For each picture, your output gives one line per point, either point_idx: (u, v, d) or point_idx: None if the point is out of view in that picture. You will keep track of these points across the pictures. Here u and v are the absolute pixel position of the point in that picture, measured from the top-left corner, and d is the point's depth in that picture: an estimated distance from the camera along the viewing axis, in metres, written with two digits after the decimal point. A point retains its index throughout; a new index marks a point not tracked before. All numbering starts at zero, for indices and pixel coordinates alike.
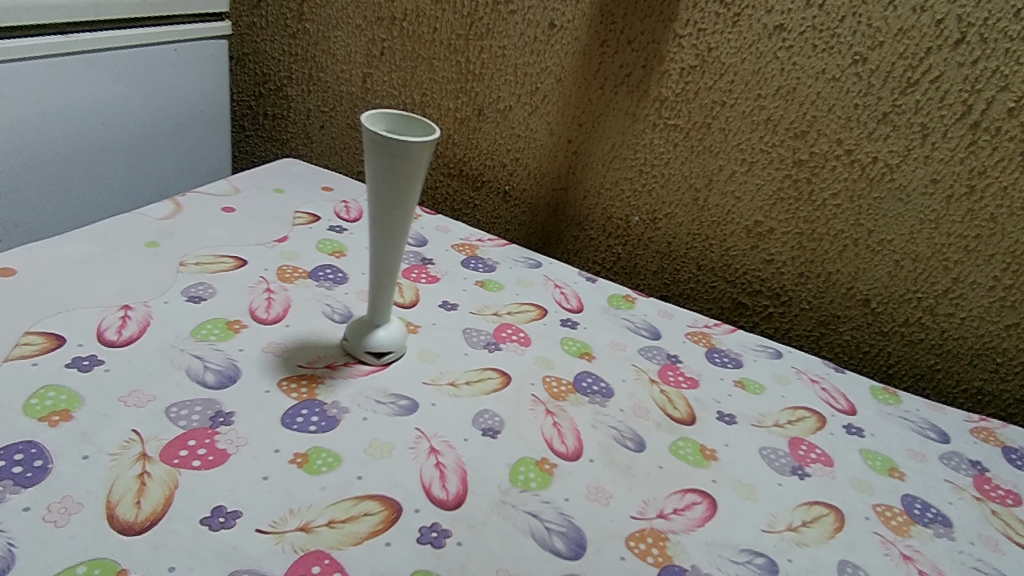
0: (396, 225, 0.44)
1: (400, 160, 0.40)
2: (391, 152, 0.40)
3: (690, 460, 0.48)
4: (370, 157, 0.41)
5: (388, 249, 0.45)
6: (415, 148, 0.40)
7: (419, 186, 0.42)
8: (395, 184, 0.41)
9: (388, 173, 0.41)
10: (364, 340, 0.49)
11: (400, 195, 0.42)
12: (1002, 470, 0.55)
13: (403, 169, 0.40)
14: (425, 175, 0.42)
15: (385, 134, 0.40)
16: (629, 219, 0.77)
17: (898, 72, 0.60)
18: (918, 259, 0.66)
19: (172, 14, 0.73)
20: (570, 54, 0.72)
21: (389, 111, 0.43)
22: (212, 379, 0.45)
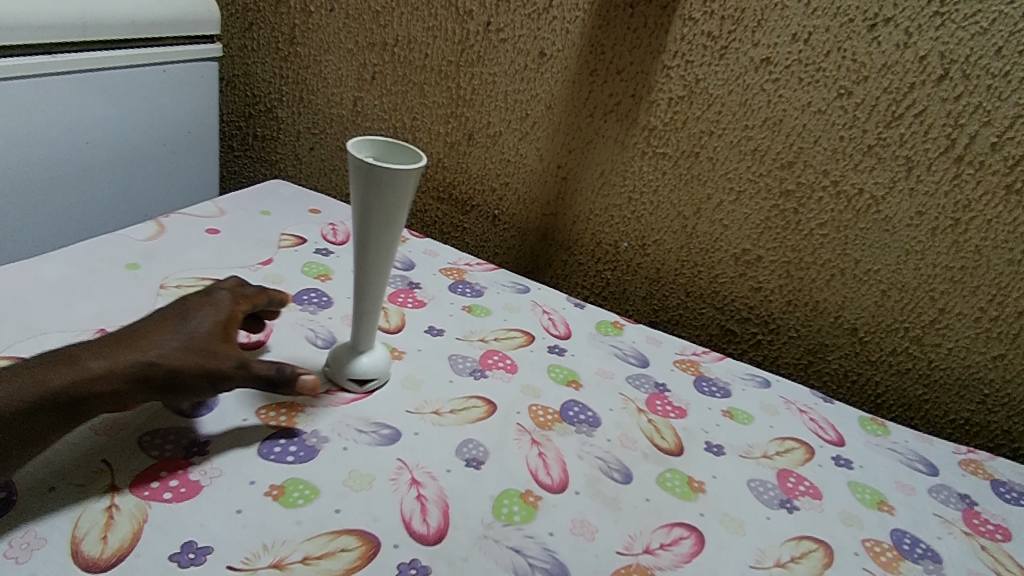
0: (382, 251, 0.43)
1: (384, 188, 0.40)
2: (375, 179, 0.40)
3: (677, 492, 0.47)
4: (355, 184, 0.41)
5: (373, 276, 0.45)
6: (400, 176, 0.39)
7: (405, 213, 0.42)
8: (380, 211, 0.41)
9: (373, 200, 0.40)
10: (346, 367, 0.49)
11: (385, 221, 0.42)
12: (991, 504, 0.55)
13: (388, 198, 0.40)
14: (411, 202, 0.41)
15: (369, 161, 0.39)
16: (618, 244, 0.77)
17: (883, 106, 0.61)
18: (904, 289, 0.67)
19: (163, 35, 0.73)
20: (559, 82, 0.72)
21: (377, 138, 0.43)
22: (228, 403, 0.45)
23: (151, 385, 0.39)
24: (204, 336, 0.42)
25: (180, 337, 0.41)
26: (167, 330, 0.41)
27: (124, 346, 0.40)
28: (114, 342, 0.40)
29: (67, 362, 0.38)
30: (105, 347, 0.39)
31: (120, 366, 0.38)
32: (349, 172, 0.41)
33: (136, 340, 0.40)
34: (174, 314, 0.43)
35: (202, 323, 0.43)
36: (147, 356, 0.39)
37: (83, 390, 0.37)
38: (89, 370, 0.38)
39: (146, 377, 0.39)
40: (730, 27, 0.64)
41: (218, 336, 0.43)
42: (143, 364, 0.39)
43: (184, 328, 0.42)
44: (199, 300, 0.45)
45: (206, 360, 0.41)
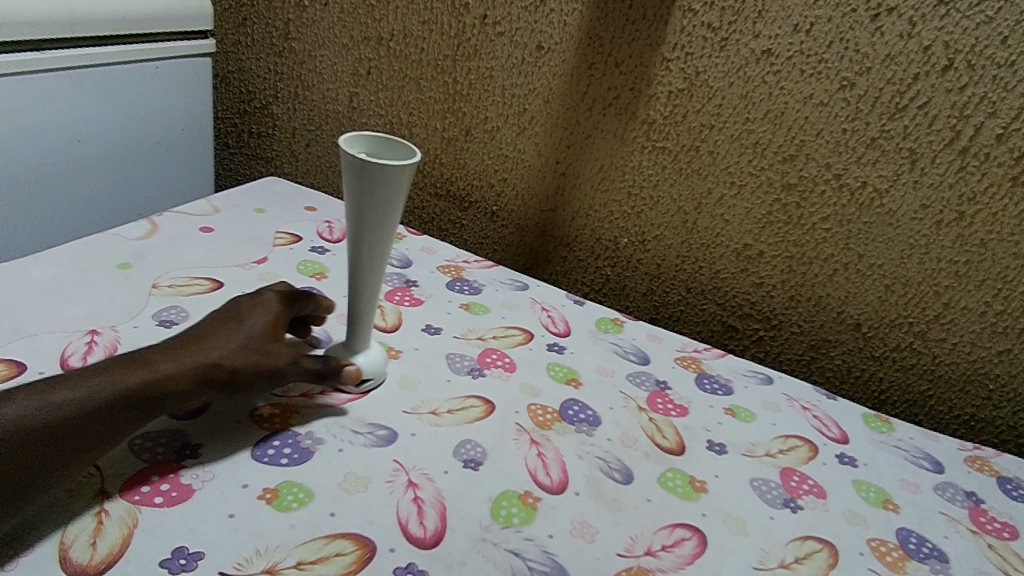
0: (376, 249, 0.42)
1: (377, 185, 0.39)
2: (367, 176, 0.39)
3: (679, 492, 0.46)
4: (348, 181, 0.40)
5: (368, 274, 0.44)
6: (393, 172, 0.39)
7: (398, 211, 0.41)
8: (374, 208, 0.40)
9: (366, 198, 0.40)
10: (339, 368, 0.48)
11: (379, 220, 0.41)
12: (998, 502, 0.54)
13: (382, 194, 0.39)
14: (405, 198, 0.41)
15: (361, 158, 0.38)
16: (618, 240, 0.76)
17: (886, 97, 0.60)
18: (908, 283, 0.66)
19: (154, 31, 0.72)
20: (557, 76, 0.71)
21: (370, 134, 0.42)
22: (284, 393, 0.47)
23: (216, 384, 0.41)
24: (259, 335, 0.44)
25: (237, 339, 0.43)
26: (226, 331, 0.43)
27: (188, 350, 0.41)
28: (179, 345, 0.42)
29: (137, 364, 0.39)
30: (169, 350, 0.41)
31: (189, 367, 0.40)
32: (342, 169, 0.40)
33: (198, 343, 0.42)
34: (230, 315, 0.45)
35: (257, 322, 0.44)
36: (210, 357, 0.41)
37: (156, 390, 0.39)
38: (158, 370, 0.39)
39: (209, 377, 0.41)
40: (730, 18, 0.63)
41: (272, 334, 0.45)
42: (207, 365, 0.41)
43: (240, 328, 0.44)
44: (250, 300, 0.46)
45: (262, 359, 0.43)
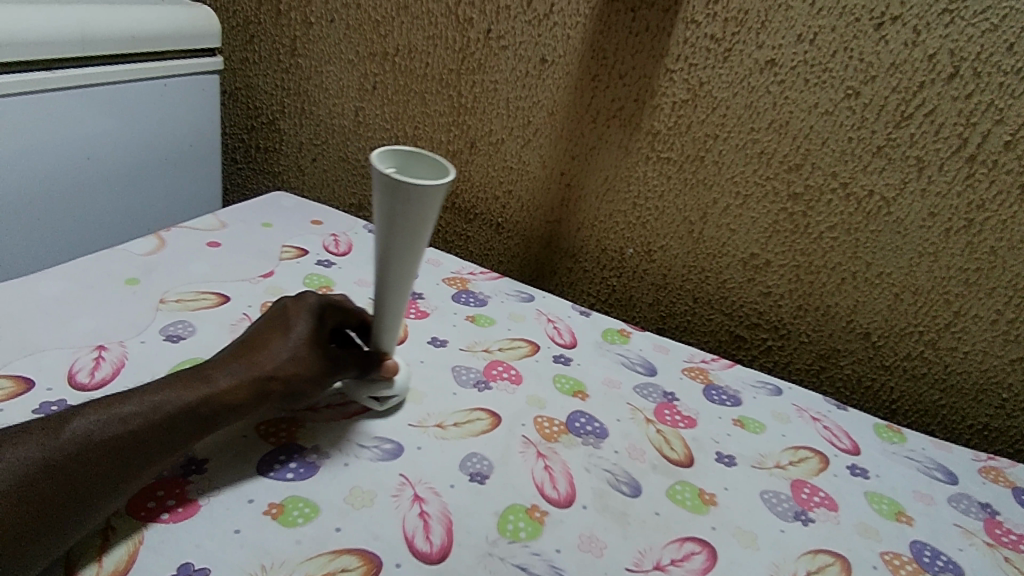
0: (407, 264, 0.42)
1: (411, 202, 0.38)
2: (401, 193, 0.38)
3: (688, 505, 0.46)
4: (381, 197, 0.39)
5: (398, 288, 0.44)
6: (428, 190, 0.38)
7: (430, 228, 0.40)
8: (406, 224, 0.39)
9: (399, 215, 0.39)
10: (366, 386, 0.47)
11: (410, 237, 0.40)
12: (1013, 513, 0.53)
13: (416, 211, 0.39)
14: (439, 215, 0.40)
15: (395, 175, 0.38)
16: (623, 251, 0.76)
17: (892, 106, 0.60)
18: (918, 292, 0.65)
19: (162, 50, 0.73)
20: (561, 88, 0.72)
21: (399, 149, 0.42)
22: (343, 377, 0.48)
23: (273, 395, 0.42)
24: (309, 342, 0.44)
25: (287, 349, 0.43)
26: (279, 340, 0.43)
27: (243, 361, 0.42)
28: (233, 356, 0.42)
29: (197, 378, 0.40)
30: (223, 363, 0.42)
31: (247, 379, 0.41)
32: (375, 184, 0.39)
33: (249, 354, 0.42)
34: (279, 322, 0.45)
35: (307, 328, 0.45)
36: (266, 369, 0.42)
37: (216, 403, 0.39)
38: (216, 384, 0.40)
39: (266, 389, 0.42)
40: (734, 29, 0.63)
41: (322, 339, 0.45)
42: (264, 379, 0.42)
43: (291, 336, 0.44)
44: (294, 303, 0.46)
45: (311, 368, 0.44)
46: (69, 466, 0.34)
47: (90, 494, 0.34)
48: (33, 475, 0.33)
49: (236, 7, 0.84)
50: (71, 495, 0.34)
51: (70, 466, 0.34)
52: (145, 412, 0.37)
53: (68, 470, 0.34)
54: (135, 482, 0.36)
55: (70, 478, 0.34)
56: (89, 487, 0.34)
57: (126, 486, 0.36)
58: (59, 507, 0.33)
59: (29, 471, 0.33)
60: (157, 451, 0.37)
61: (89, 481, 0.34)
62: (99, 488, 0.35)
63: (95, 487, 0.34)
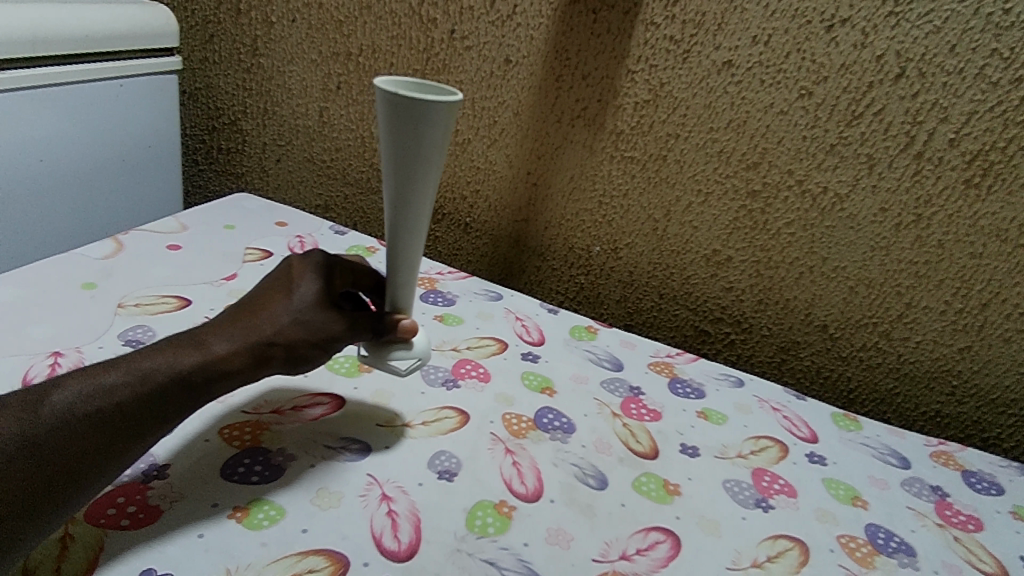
0: (421, 197, 0.41)
1: (423, 122, 0.38)
2: (413, 113, 0.37)
3: (653, 496, 0.47)
4: (389, 123, 0.39)
5: (413, 228, 0.43)
6: (440, 107, 0.37)
7: (442, 154, 0.40)
8: (420, 149, 0.39)
9: (412, 139, 0.38)
10: (389, 349, 0.48)
11: (420, 162, 0.39)
12: (962, 495, 0.56)
13: (428, 132, 0.38)
14: (450, 138, 0.40)
15: (404, 95, 0.37)
16: (590, 249, 0.78)
17: (844, 106, 0.62)
18: (871, 285, 0.68)
19: (119, 49, 0.71)
20: (525, 89, 0.72)
21: (404, 78, 0.41)
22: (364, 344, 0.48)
23: (272, 361, 0.43)
24: (311, 305, 0.44)
25: (289, 313, 0.43)
26: (279, 302, 0.43)
27: (242, 325, 0.42)
28: (233, 319, 0.42)
29: (190, 344, 0.40)
30: (220, 328, 0.42)
31: (245, 345, 0.41)
32: (382, 111, 0.39)
33: (248, 317, 0.43)
34: (282, 283, 0.45)
35: (310, 291, 0.44)
36: (265, 334, 0.42)
37: (212, 371, 0.40)
38: (211, 351, 0.40)
39: (265, 355, 0.42)
40: (691, 31, 0.64)
41: (326, 302, 0.45)
42: (263, 344, 0.42)
43: (293, 299, 0.44)
44: (300, 263, 0.46)
45: (313, 334, 0.44)
46: (51, 443, 0.33)
47: (80, 472, 0.34)
48: (14, 455, 0.32)
49: (195, 6, 0.83)
50: (59, 474, 0.33)
51: (54, 442, 0.33)
52: (134, 382, 0.36)
53: (52, 448, 0.33)
54: (129, 458, 0.36)
55: (52, 455, 0.33)
56: (78, 465, 0.33)
57: (118, 463, 0.35)
58: (48, 487, 0.32)
59: (9, 449, 0.32)
60: (148, 426, 0.37)
61: (77, 459, 0.33)
62: (87, 463, 0.34)
63: (85, 466, 0.34)
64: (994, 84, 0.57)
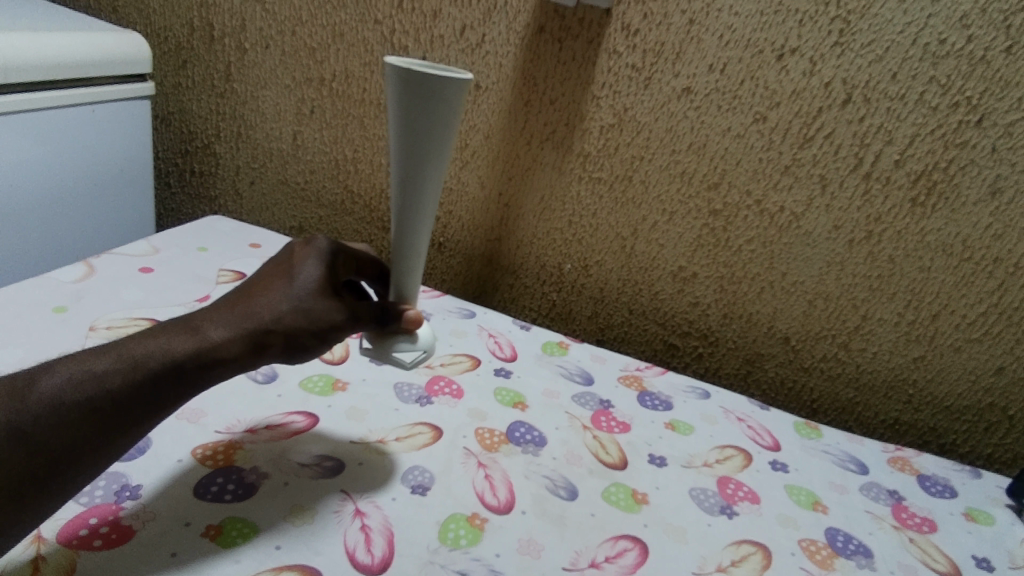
0: (431, 173, 0.43)
1: (435, 98, 0.40)
2: (426, 88, 0.39)
3: (622, 505, 0.48)
4: (401, 100, 0.40)
5: (422, 205, 0.45)
6: (452, 83, 0.40)
7: (453, 132, 0.42)
8: (431, 125, 0.41)
9: (423, 115, 0.40)
10: (392, 343, 0.50)
11: (432, 139, 0.41)
12: (918, 499, 0.58)
13: (440, 107, 0.40)
14: (461, 117, 0.42)
15: (418, 71, 0.39)
16: (562, 267, 0.80)
17: (796, 129, 0.66)
18: (829, 298, 0.71)
19: (91, 75, 0.72)
20: (496, 113, 0.75)
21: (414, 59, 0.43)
22: (370, 336, 0.50)
23: (270, 349, 0.42)
24: (313, 291, 0.43)
25: (291, 299, 0.42)
26: (280, 288, 0.42)
27: (239, 311, 0.41)
28: (229, 305, 0.41)
29: (184, 330, 0.39)
30: (218, 314, 0.41)
31: (240, 332, 0.40)
32: (393, 88, 0.40)
33: (247, 303, 0.42)
34: (283, 268, 0.44)
35: (312, 277, 0.43)
36: (263, 321, 0.41)
37: (205, 358, 0.39)
38: (206, 337, 0.39)
39: (263, 343, 0.41)
40: (652, 59, 0.67)
41: (329, 288, 0.44)
42: (260, 331, 0.41)
43: (294, 285, 0.42)
44: (302, 249, 0.45)
45: (314, 320, 0.42)
46: (40, 432, 0.33)
47: (70, 461, 0.34)
48: (2, 445, 0.32)
49: (168, 33, 0.84)
50: (48, 463, 0.33)
51: (42, 431, 0.33)
52: (125, 369, 0.36)
53: (41, 438, 0.33)
54: (122, 446, 0.36)
55: (41, 445, 0.33)
56: (68, 454, 0.34)
57: (110, 451, 0.36)
58: (37, 476, 0.33)
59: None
60: (139, 414, 0.36)
61: (66, 449, 0.34)
62: (76, 452, 0.34)
63: (75, 455, 0.34)
64: (933, 109, 0.61)
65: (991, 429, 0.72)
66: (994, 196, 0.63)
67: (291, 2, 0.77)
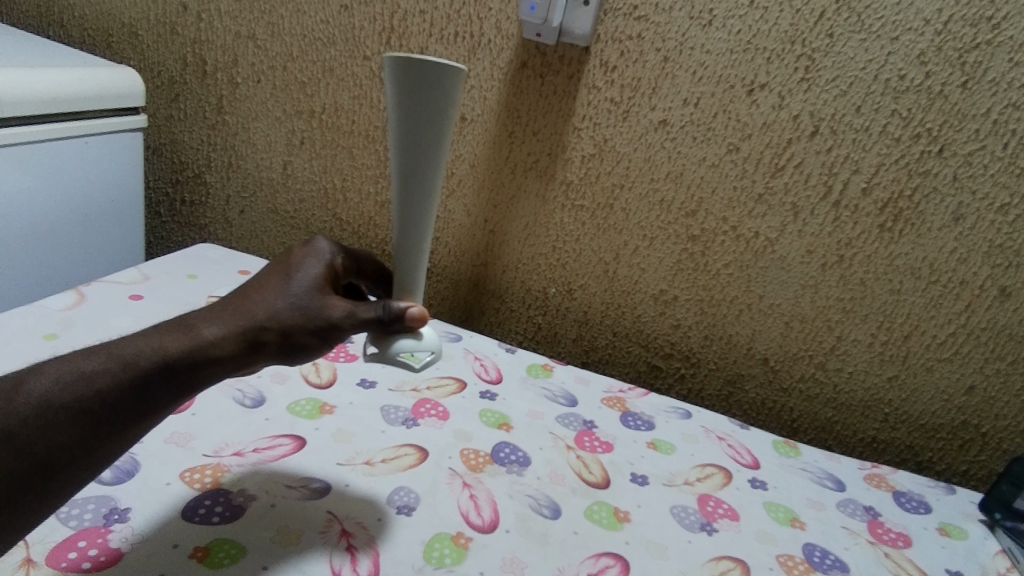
0: (431, 161, 0.45)
1: (432, 88, 0.41)
2: (421, 82, 0.41)
3: (604, 523, 0.49)
4: (400, 91, 0.42)
5: (423, 199, 0.46)
6: (448, 70, 0.41)
7: (450, 119, 0.44)
8: (428, 116, 0.42)
9: (420, 105, 0.42)
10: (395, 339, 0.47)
11: (432, 127, 0.43)
12: (893, 514, 0.60)
13: (437, 94, 0.42)
14: (458, 103, 0.43)
15: (415, 60, 0.41)
16: (546, 291, 0.82)
17: (767, 160, 0.69)
18: (804, 320, 0.74)
19: (85, 109, 0.74)
20: (481, 143, 0.78)
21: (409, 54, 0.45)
22: (371, 339, 0.47)
23: (265, 346, 0.42)
24: (309, 291, 0.44)
25: (287, 298, 0.43)
26: (277, 288, 0.44)
27: (234, 309, 0.42)
28: (225, 304, 0.42)
29: (178, 329, 0.40)
30: (213, 313, 0.42)
31: (235, 330, 0.41)
32: (390, 85, 0.43)
33: (243, 302, 0.43)
34: (281, 269, 0.45)
35: (308, 277, 0.45)
36: (258, 318, 0.42)
37: (199, 356, 0.40)
38: (200, 336, 0.40)
39: (258, 339, 0.42)
40: (629, 94, 0.71)
41: (325, 287, 0.45)
42: (255, 328, 0.42)
43: (291, 285, 0.44)
44: (301, 251, 0.47)
45: (310, 316, 0.43)
46: (30, 435, 0.33)
47: (61, 464, 0.34)
48: None
49: (161, 67, 0.86)
50: (37, 466, 0.33)
51: (32, 434, 0.33)
52: (115, 369, 0.36)
53: (30, 440, 0.33)
54: (113, 450, 0.36)
55: (30, 448, 0.33)
56: (57, 456, 0.34)
57: (99, 453, 0.35)
58: (25, 479, 0.32)
59: None
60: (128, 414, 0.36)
61: (54, 451, 0.34)
62: (65, 454, 0.34)
63: (65, 459, 0.34)
64: (896, 140, 0.65)
65: (965, 446, 0.74)
66: (956, 222, 0.66)
67: (283, 39, 0.80)
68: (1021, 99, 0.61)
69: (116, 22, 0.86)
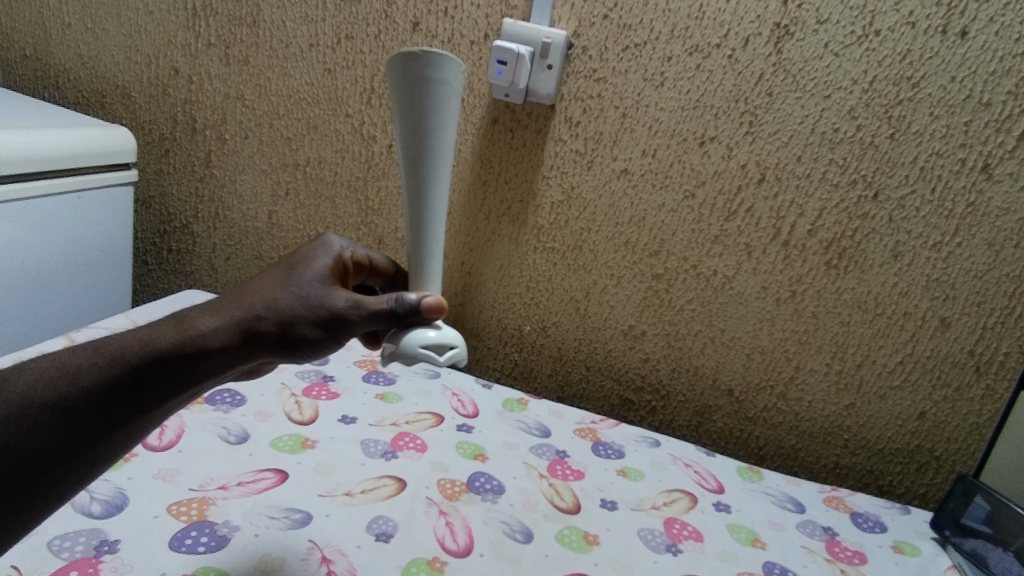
0: (438, 151, 0.49)
1: (437, 82, 0.46)
2: (424, 77, 0.46)
3: (574, 546, 0.52)
4: (406, 88, 0.47)
5: (432, 187, 0.51)
6: (450, 65, 0.46)
7: (454, 109, 0.48)
8: (430, 105, 0.47)
9: (426, 99, 0.47)
10: (409, 330, 0.51)
11: (440, 117, 0.48)
12: (850, 533, 0.63)
13: (442, 87, 0.47)
14: (461, 94, 0.48)
15: (419, 56, 0.45)
16: (522, 329, 0.86)
17: (721, 205, 0.75)
18: (763, 351, 0.79)
19: (80, 166, 0.78)
20: (457, 192, 0.83)
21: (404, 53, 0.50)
22: (389, 336, 0.51)
23: (265, 335, 0.45)
24: (310, 286, 0.48)
25: (288, 292, 0.47)
26: (277, 282, 0.47)
27: (234, 300, 0.45)
28: (226, 297, 0.45)
29: (172, 324, 0.42)
30: (211, 305, 0.44)
31: (233, 320, 0.44)
32: (394, 81, 0.47)
33: (243, 295, 0.46)
34: (283, 268, 0.49)
35: (309, 276, 0.49)
36: (256, 309, 0.45)
37: (190, 348, 0.42)
38: (189, 330, 0.42)
39: (257, 330, 0.45)
40: (593, 146, 0.77)
41: (325, 282, 0.49)
42: (253, 318, 0.45)
43: (291, 282, 0.47)
44: (311, 251, 0.52)
45: (310, 308, 0.47)
46: (20, 446, 0.35)
47: (51, 469, 0.36)
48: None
49: (152, 125, 0.91)
50: (27, 471, 0.35)
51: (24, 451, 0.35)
52: (102, 365, 0.38)
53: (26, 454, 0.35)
54: (108, 449, 0.39)
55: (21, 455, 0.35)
56: (47, 459, 0.36)
57: (91, 452, 0.38)
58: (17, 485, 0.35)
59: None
60: (121, 415, 0.39)
61: (45, 455, 0.36)
62: (57, 456, 0.36)
63: (56, 460, 0.36)
64: (835, 185, 0.71)
65: (922, 469, 0.78)
66: (895, 259, 0.72)
67: (270, 99, 0.85)
68: (943, 148, 0.68)
69: (109, 84, 0.91)
